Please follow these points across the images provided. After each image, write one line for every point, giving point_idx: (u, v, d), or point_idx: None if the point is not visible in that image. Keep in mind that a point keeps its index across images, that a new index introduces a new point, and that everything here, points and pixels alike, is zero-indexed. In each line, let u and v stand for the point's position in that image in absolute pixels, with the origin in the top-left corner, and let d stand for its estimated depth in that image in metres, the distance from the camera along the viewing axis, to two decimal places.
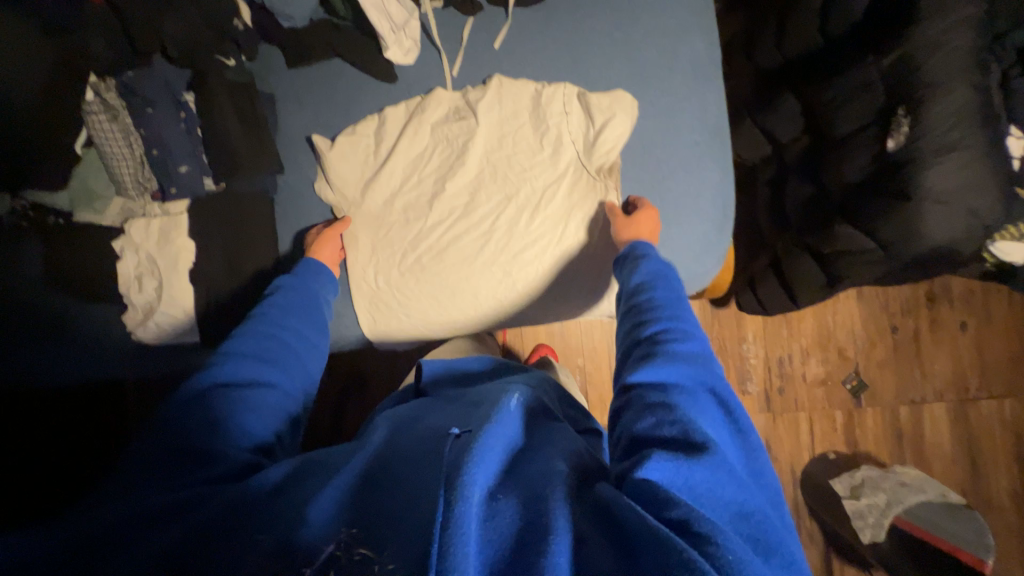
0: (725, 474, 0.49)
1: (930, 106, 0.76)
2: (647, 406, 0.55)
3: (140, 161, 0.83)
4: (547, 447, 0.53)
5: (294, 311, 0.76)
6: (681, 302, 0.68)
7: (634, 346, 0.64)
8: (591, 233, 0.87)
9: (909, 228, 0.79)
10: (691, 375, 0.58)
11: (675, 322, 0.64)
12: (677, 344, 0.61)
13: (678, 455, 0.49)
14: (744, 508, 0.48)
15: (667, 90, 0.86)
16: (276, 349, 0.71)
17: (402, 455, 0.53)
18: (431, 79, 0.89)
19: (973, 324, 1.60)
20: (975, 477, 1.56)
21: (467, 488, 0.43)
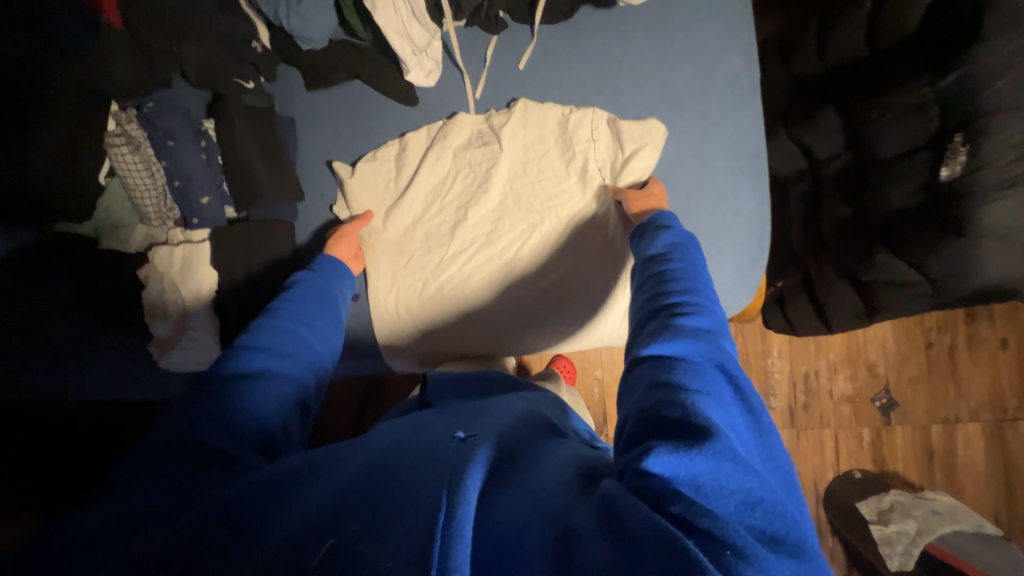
0: (733, 457, 0.42)
1: (991, 134, 0.71)
2: (652, 386, 0.50)
3: (163, 191, 0.83)
4: (551, 458, 0.49)
5: (309, 305, 0.71)
6: (699, 276, 0.62)
7: (648, 318, 0.59)
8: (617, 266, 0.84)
9: (961, 264, 0.75)
10: (704, 353, 0.52)
11: (692, 296, 0.58)
12: (691, 319, 0.55)
13: (679, 440, 0.43)
14: (752, 498, 0.40)
15: (700, 114, 0.82)
16: (286, 340, 0.65)
17: (403, 448, 0.48)
18: (453, 103, 0.86)
19: (1014, 341, 1.53)
20: (1010, 500, 1.50)
21: (467, 486, 0.39)
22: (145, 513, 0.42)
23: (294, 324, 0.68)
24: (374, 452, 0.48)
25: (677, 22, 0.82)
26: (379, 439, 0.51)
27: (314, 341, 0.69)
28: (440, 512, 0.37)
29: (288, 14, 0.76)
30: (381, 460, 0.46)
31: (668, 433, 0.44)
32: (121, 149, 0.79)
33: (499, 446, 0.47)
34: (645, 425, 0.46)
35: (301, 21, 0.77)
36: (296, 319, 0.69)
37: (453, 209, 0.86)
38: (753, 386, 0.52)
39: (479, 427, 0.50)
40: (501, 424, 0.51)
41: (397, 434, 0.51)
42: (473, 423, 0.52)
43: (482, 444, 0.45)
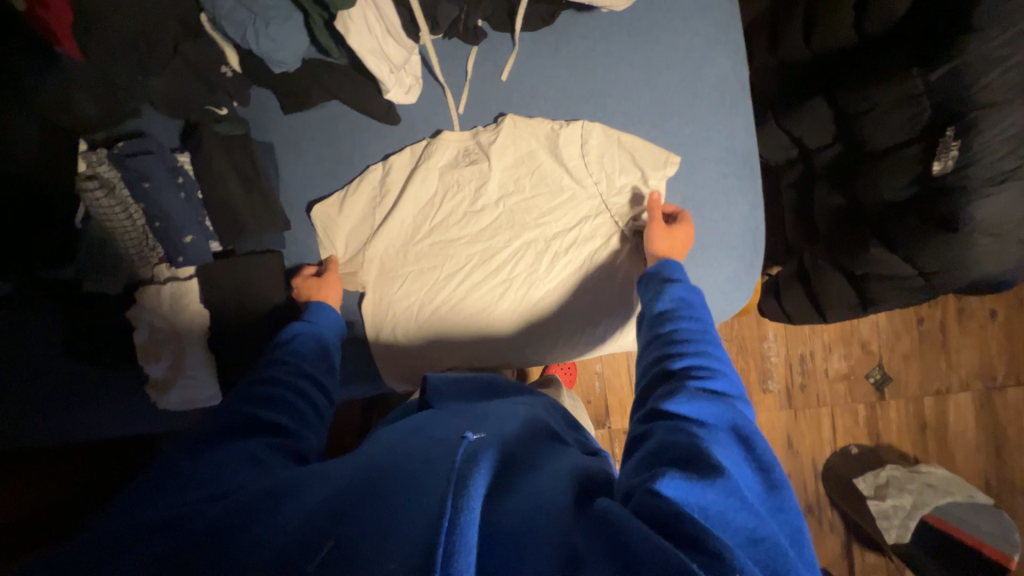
0: (740, 497, 0.42)
1: (984, 129, 0.70)
2: (663, 430, 0.51)
3: (144, 231, 0.80)
4: (548, 467, 0.47)
5: (304, 349, 0.70)
6: (710, 339, 0.63)
7: (658, 374, 0.60)
8: (614, 276, 0.84)
9: (954, 258, 0.76)
10: (714, 411, 0.52)
11: (702, 355, 0.60)
12: (702, 377, 0.57)
13: (689, 474, 0.44)
14: (757, 534, 0.40)
15: (691, 118, 0.80)
16: (278, 377, 0.65)
17: (402, 452, 0.46)
18: (437, 119, 0.83)
19: (1002, 312, 1.56)
20: (998, 464, 1.56)
21: (471, 487, 0.37)
22: (141, 532, 0.40)
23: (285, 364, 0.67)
24: (371, 457, 0.46)
25: (663, 23, 0.79)
26: (375, 448, 0.49)
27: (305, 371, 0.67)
28: (442, 515, 0.36)
29: (256, 37, 0.73)
30: (379, 465, 0.44)
31: (677, 467, 0.45)
32: (96, 194, 0.76)
33: (501, 449, 0.45)
34: (656, 463, 0.47)
35: (271, 44, 0.74)
36: (290, 362, 0.67)
37: (444, 232, 0.84)
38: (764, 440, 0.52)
39: (483, 428, 0.48)
40: (504, 428, 0.50)
41: (395, 440, 0.50)
42: (476, 424, 0.50)
43: (487, 445, 0.43)
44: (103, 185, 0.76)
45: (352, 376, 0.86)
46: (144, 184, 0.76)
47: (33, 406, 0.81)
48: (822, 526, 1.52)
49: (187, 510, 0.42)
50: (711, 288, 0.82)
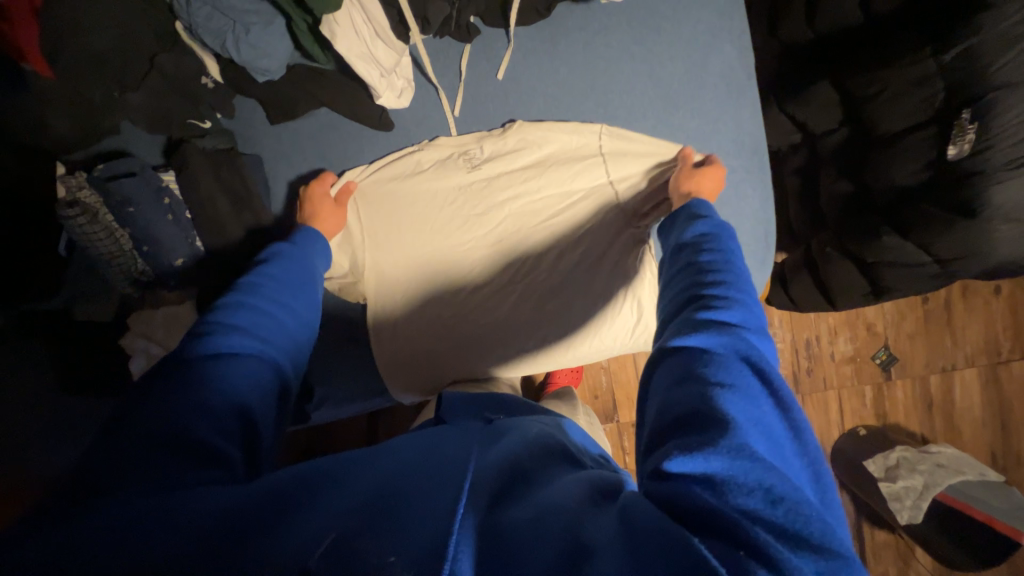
0: (755, 454, 0.36)
1: (1003, 108, 0.68)
2: (667, 375, 0.44)
3: (134, 255, 0.75)
4: (561, 467, 0.44)
5: (283, 281, 0.63)
6: (727, 264, 0.54)
7: (674, 309, 0.52)
8: (625, 282, 0.80)
9: (971, 244, 0.74)
10: (727, 345, 0.45)
11: (724, 287, 0.50)
12: (723, 311, 0.48)
13: (697, 431, 0.38)
14: (774, 494, 0.34)
15: (697, 111, 0.77)
16: (250, 319, 0.56)
17: (400, 461, 0.41)
18: (432, 123, 0.80)
19: (1006, 287, 1.55)
20: (1004, 437, 1.57)
21: (462, 530, 0.34)
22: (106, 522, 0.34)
23: (258, 300, 0.59)
24: (372, 463, 0.41)
25: (664, 12, 0.76)
26: (373, 450, 0.43)
27: (282, 313, 0.60)
28: (454, 520, 0.34)
29: (237, 45, 0.69)
30: (381, 466, 0.41)
31: (685, 421, 0.39)
32: (77, 220, 0.70)
33: (509, 464, 0.41)
34: (661, 415, 0.41)
35: (253, 51, 0.70)
36: (271, 294, 0.60)
37: (445, 237, 0.81)
38: (790, 388, 0.44)
39: (488, 444, 0.44)
40: (515, 438, 0.46)
41: (393, 448, 0.44)
42: (482, 440, 0.45)
43: (485, 471, 0.39)
44: (84, 210, 0.70)
45: (358, 394, 0.83)
46: (129, 210, 0.72)
47: None
48: None
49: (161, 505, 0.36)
50: None
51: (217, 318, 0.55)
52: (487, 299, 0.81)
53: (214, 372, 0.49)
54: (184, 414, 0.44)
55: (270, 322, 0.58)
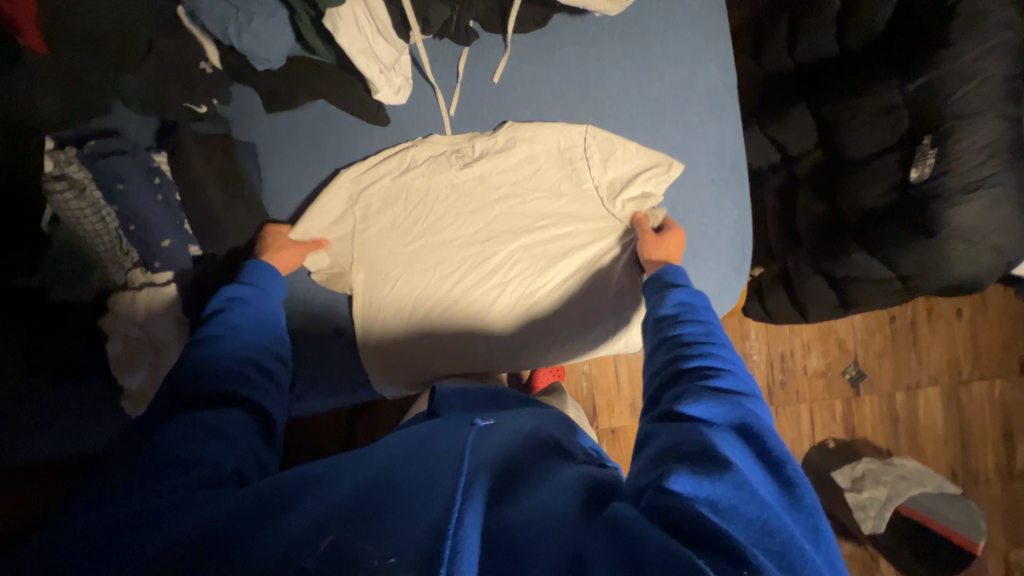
0: (751, 490, 0.41)
1: (958, 137, 0.72)
2: (666, 433, 0.50)
3: (117, 234, 0.75)
4: (559, 468, 0.48)
5: (248, 321, 0.66)
6: (715, 337, 0.62)
7: (667, 376, 0.59)
8: (610, 283, 0.83)
9: (930, 263, 0.78)
10: (723, 410, 0.51)
11: (713, 358, 0.58)
12: (710, 382, 0.55)
13: (701, 468, 0.43)
14: (770, 526, 0.39)
15: (682, 124, 0.80)
16: (212, 360, 0.59)
17: (405, 460, 0.45)
18: (426, 120, 0.82)
19: (968, 310, 1.63)
20: (964, 455, 1.64)
21: (466, 516, 0.36)
22: (121, 528, 0.36)
23: (225, 341, 0.62)
24: (377, 464, 0.44)
25: (655, 28, 0.79)
26: (374, 451, 0.47)
27: (248, 348, 0.63)
28: (454, 509, 0.37)
29: (239, 33, 0.70)
30: (383, 466, 0.44)
31: (689, 460, 0.44)
32: (65, 195, 0.71)
33: (506, 464, 0.45)
34: (663, 457, 0.46)
35: (254, 40, 0.71)
36: (233, 335, 0.63)
37: (435, 231, 0.83)
38: (783, 439, 0.50)
39: (481, 438, 0.48)
40: (506, 436, 0.50)
41: (389, 447, 0.48)
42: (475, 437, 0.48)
43: (482, 462, 0.43)
44: (71, 185, 0.71)
45: (341, 384, 0.84)
46: (119, 185, 0.73)
47: None
48: None
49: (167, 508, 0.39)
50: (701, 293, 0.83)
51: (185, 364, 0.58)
52: (480, 310, 0.83)
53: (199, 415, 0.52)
54: (177, 440, 0.47)
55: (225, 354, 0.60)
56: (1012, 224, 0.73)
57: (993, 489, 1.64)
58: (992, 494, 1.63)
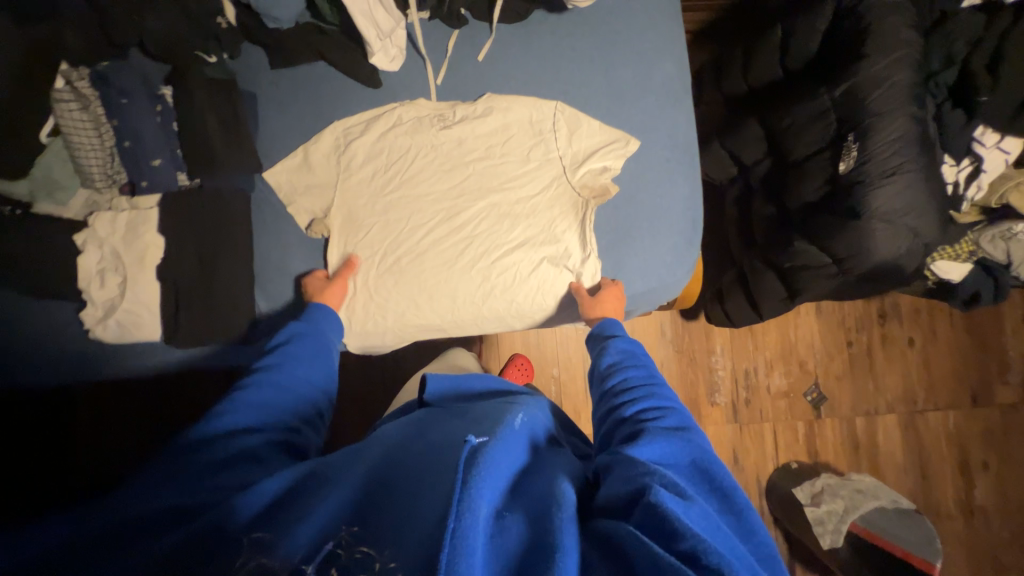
0: (714, 520, 0.50)
1: (876, 132, 0.83)
2: (631, 457, 0.56)
3: (110, 152, 0.81)
4: (547, 471, 0.55)
5: (304, 356, 0.72)
6: (655, 380, 0.71)
7: (616, 419, 0.66)
8: (572, 242, 0.90)
9: (858, 244, 0.86)
10: (676, 447, 0.59)
11: (657, 398, 0.67)
12: (659, 418, 0.63)
13: (671, 490, 0.51)
14: (734, 552, 0.48)
15: (641, 107, 0.91)
16: (269, 388, 0.65)
17: (421, 453, 0.54)
18: (415, 88, 0.91)
19: (919, 341, 1.71)
20: (923, 486, 1.66)
21: (472, 496, 0.44)
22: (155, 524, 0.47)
23: (282, 362, 0.70)
24: (378, 473, 0.52)
25: (619, 28, 0.92)
26: (391, 447, 0.57)
27: (302, 374, 0.70)
28: (448, 519, 0.42)
29: None
30: (385, 477, 0.51)
31: (660, 480, 0.51)
32: (69, 105, 0.77)
33: (513, 458, 0.53)
34: (631, 480, 0.52)
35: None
36: (287, 367, 0.69)
37: (411, 185, 0.90)
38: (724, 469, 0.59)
39: (485, 430, 0.55)
40: (508, 426, 0.56)
41: (401, 444, 0.57)
42: (482, 429, 0.56)
43: (490, 444, 0.51)
44: (78, 98, 0.78)
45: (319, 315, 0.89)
46: (122, 100, 0.79)
47: None
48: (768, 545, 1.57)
49: (197, 506, 0.49)
50: (655, 258, 0.91)
51: (243, 386, 0.65)
52: (450, 268, 0.89)
53: (236, 417, 0.60)
54: (210, 443, 0.56)
55: (278, 378, 0.67)
56: (924, 207, 0.82)
57: (953, 523, 1.65)
58: (953, 528, 1.65)
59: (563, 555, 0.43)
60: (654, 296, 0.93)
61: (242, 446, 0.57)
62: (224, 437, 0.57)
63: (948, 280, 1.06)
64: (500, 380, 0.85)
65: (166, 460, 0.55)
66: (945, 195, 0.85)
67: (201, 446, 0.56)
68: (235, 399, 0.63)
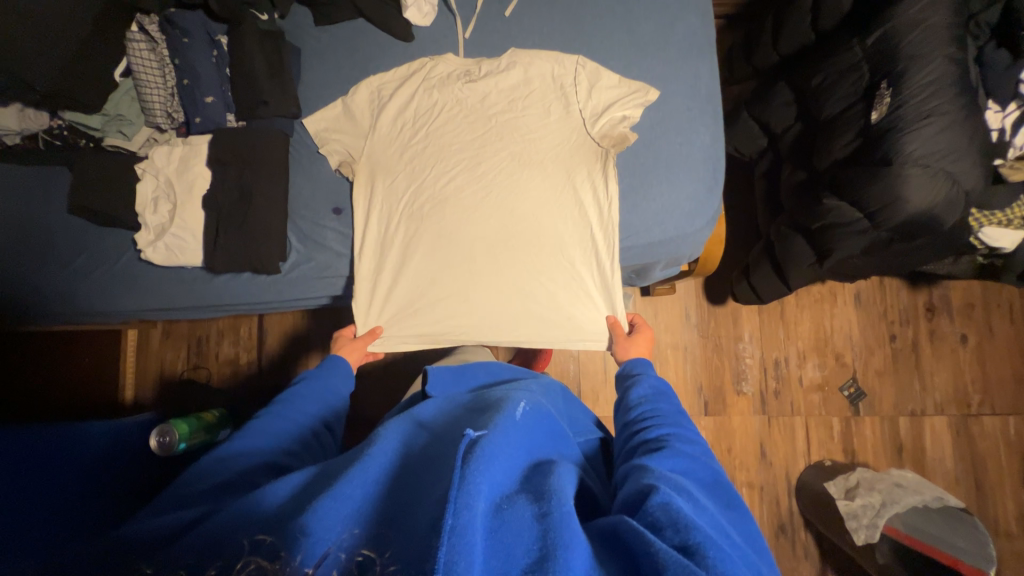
0: (725, 533, 0.50)
1: (909, 76, 0.81)
2: (646, 464, 0.56)
3: (171, 92, 0.90)
4: (551, 465, 0.53)
5: (310, 402, 0.77)
6: (682, 414, 0.70)
7: (638, 440, 0.66)
8: (593, 191, 0.91)
9: (892, 193, 0.82)
10: (695, 471, 0.59)
11: (683, 428, 0.66)
12: (681, 441, 0.63)
13: (681, 496, 0.51)
14: (745, 561, 0.48)
15: (662, 60, 0.93)
16: (274, 423, 0.70)
17: (424, 453, 0.55)
18: (445, 42, 0.96)
19: (973, 338, 1.58)
20: (978, 496, 1.51)
21: (470, 495, 0.43)
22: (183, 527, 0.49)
23: (294, 400, 0.76)
24: (379, 464, 0.51)
25: None
26: (402, 436, 0.56)
27: (309, 408, 0.76)
28: (447, 516, 0.40)
29: None
30: (397, 472, 0.52)
31: (672, 487, 0.52)
32: (139, 45, 0.87)
33: (517, 449, 0.53)
34: (643, 481, 0.53)
35: None
36: (293, 410, 0.74)
37: (435, 137, 0.95)
38: (740, 498, 0.59)
39: (485, 422, 0.55)
40: (508, 417, 0.56)
41: (404, 441, 0.56)
42: (480, 422, 0.55)
43: (490, 436, 0.50)
44: (148, 40, 0.88)
45: (345, 248, 0.96)
46: (183, 41, 0.88)
47: (55, 250, 0.93)
48: (796, 547, 1.48)
49: (203, 514, 0.50)
50: (675, 204, 0.91)
51: (251, 422, 0.70)
52: (470, 217, 0.92)
53: (241, 439, 0.66)
54: (225, 465, 0.60)
55: (285, 417, 0.72)
56: (962, 149, 0.80)
57: (1013, 541, 1.49)
58: (1013, 547, 1.48)
59: (563, 551, 0.41)
60: (673, 246, 0.93)
61: (244, 469, 0.60)
62: (243, 452, 0.63)
63: (1000, 249, 0.97)
64: (514, 373, 0.86)
65: (187, 486, 0.56)
66: (987, 140, 0.82)
67: (206, 464, 0.60)
68: (248, 429, 0.68)
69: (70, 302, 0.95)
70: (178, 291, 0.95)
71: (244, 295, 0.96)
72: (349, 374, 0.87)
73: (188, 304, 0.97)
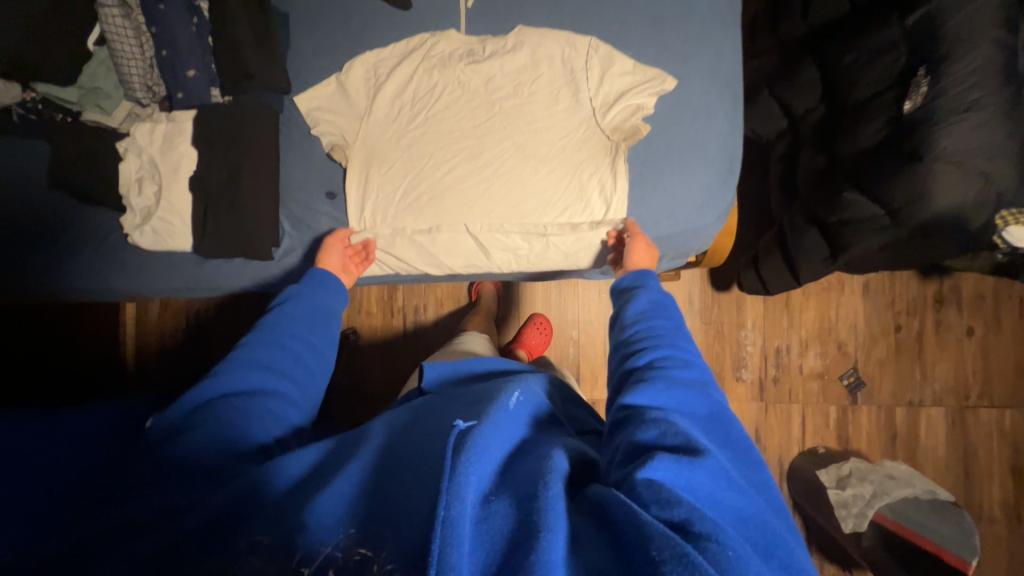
0: (724, 477, 0.47)
1: (952, 64, 0.76)
2: (640, 411, 0.53)
3: (150, 64, 0.84)
4: (540, 447, 0.51)
5: (301, 326, 0.74)
6: (680, 332, 0.65)
7: (631, 371, 0.61)
8: (603, 192, 0.86)
9: (920, 189, 0.78)
10: (694, 403, 0.55)
11: (680, 352, 0.61)
12: (678, 368, 0.59)
13: (676, 449, 0.48)
14: (745, 514, 0.46)
15: (681, 35, 0.85)
16: (266, 356, 0.68)
17: (411, 442, 0.52)
18: (445, 10, 0.88)
19: (979, 331, 1.55)
20: (966, 484, 1.54)
21: (461, 488, 0.41)
22: None
23: (282, 325, 0.73)
24: (370, 458, 0.51)
25: None
26: (390, 428, 0.55)
27: (301, 326, 0.74)
28: (440, 508, 0.40)
29: None
30: (384, 469, 0.49)
31: (667, 440, 0.49)
32: (113, 12, 0.80)
33: (509, 440, 0.51)
34: (633, 443, 0.50)
35: None
36: (276, 335, 0.71)
37: (434, 119, 0.89)
38: (743, 426, 0.56)
39: (475, 412, 0.53)
40: (499, 406, 0.53)
41: (394, 428, 0.55)
42: (472, 409, 0.54)
43: (481, 427, 0.48)
44: (121, 6, 0.80)
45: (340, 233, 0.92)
46: (160, 7, 0.80)
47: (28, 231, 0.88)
48: None
49: None
50: (685, 198, 0.86)
51: (239, 350, 0.69)
52: (470, 207, 0.88)
53: (243, 368, 0.66)
54: None
55: (282, 351, 0.70)
56: (999, 146, 0.75)
57: (996, 527, 1.52)
58: (995, 533, 1.52)
59: (548, 532, 0.41)
60: (683, 241, 0.89)
61: None
62: None
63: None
64: (516, 367, 0.84)
65: None
66: None
67: None
68: (239, 356, 0.68)
69: (56, 283, 0.92)
70: (166, 275, 0.93)
71: (236, 279, 0.94)
72: (338, 283, 0.84)
73: (179, 287, 0.96)
